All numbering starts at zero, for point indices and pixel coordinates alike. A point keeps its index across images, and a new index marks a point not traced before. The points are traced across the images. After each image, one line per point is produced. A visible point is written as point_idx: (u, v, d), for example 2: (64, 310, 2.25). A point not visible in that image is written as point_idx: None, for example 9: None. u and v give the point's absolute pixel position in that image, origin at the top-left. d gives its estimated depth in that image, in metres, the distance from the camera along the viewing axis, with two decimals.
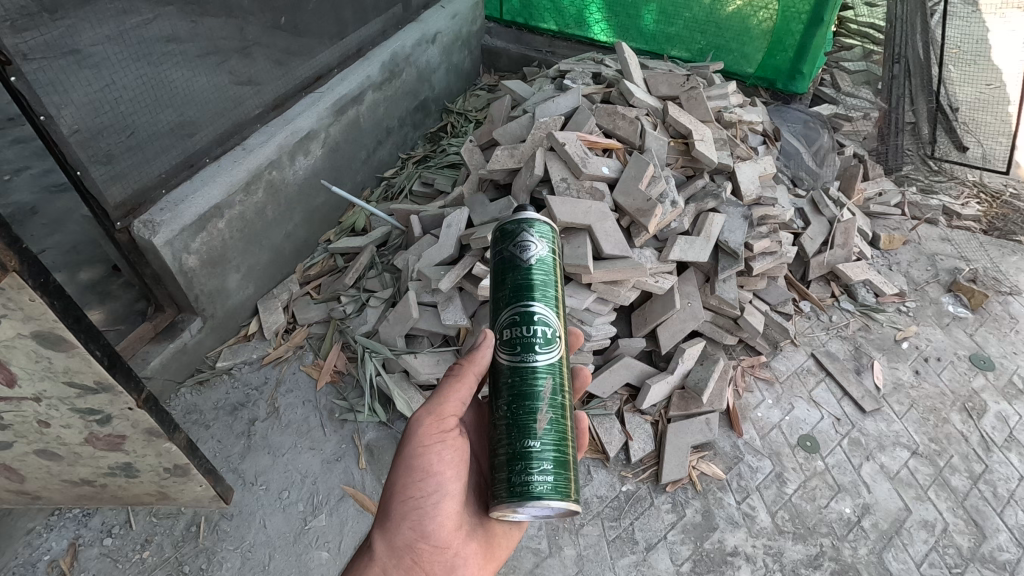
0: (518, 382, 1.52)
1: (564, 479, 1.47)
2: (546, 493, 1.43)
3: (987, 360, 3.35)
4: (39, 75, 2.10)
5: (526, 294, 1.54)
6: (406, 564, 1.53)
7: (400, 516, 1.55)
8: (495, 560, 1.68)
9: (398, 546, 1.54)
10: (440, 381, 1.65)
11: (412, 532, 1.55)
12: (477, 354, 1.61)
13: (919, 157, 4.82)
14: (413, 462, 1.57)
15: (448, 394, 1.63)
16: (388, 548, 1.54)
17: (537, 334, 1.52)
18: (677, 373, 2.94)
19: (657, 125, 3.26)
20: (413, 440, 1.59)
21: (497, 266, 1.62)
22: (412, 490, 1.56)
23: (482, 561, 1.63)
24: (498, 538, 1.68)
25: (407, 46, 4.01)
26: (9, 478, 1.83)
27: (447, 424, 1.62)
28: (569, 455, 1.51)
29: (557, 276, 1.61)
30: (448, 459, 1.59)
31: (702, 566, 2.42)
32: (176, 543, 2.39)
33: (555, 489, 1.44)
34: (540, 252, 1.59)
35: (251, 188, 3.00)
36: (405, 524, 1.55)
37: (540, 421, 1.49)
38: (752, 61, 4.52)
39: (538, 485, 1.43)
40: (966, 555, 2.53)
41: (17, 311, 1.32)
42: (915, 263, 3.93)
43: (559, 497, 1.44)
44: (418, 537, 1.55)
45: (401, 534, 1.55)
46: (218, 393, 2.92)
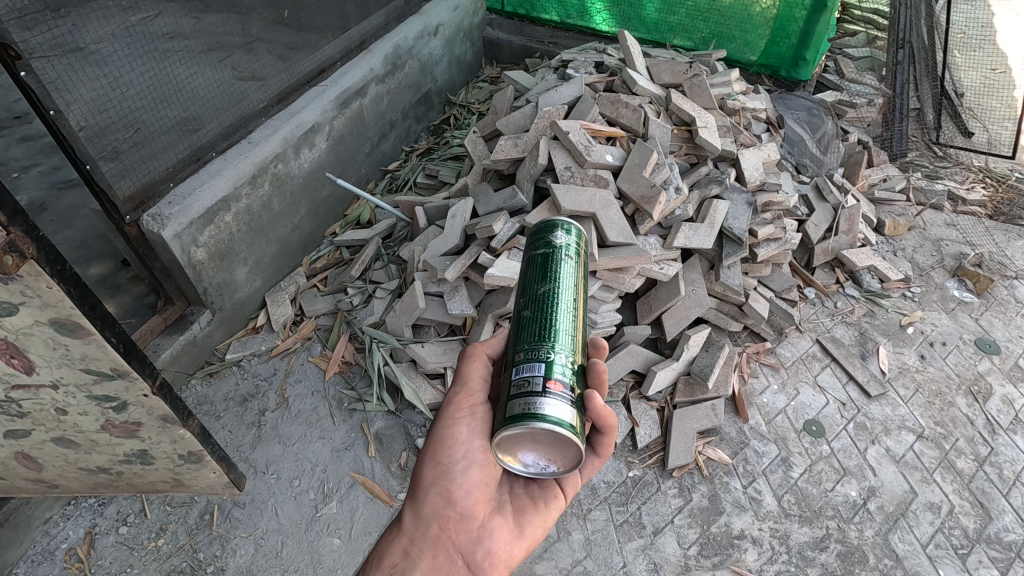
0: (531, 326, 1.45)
1: (574, 415, 1.34)
2: (554, 419, 1.30)
3: (992, 344, 3.35)
4: (47, 71, 2.12)
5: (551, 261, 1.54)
6: (432, 534, 1.54)
7: (428, 486, 1.58)
8: (528, 539, 1.60)
9: (426, 515, 1.56)
10: (458, 366, 1.67)
11: (439, 500, 1.56)
12: (487, 340, 1.70)
13: (924, 143, 4.75)
14: (442, 433, 1.57)
15: (467, 373, 1.63)
16: (415, 518, 1.57)
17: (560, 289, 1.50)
18: (683, 360, 2.95)
19: (660, 113, 3.27)
20: (442, 414, 1.60)
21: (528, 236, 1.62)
22: (440, 461, 1.57)
23: (511, 536, 1.59)
24: (529, 514, 1.63)
25: (409, 39, 4.02)
26: (27, 467, 1.87)
27: (471, 398, 1.58)
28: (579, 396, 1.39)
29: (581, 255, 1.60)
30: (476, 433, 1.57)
31: (709, 549, 2.44)
32: (190, 531, 2.43)
33: (562, 419, 1.31)
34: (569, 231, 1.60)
35: (257, 181, 3.02)
36: (432, 493, 1.57)
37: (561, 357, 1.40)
38: (756, 48, 4.51)
39: (546, 409, 1.30)
40: (972, 536, 2.55)
41: (35, 298, 1.35)
42: (920, 248, 3.93)
43: (566, 426, 1.31)
44: (445, 505, 1.56)
45: (429, 502, 1.56)
46: (228, 383, 2.95)
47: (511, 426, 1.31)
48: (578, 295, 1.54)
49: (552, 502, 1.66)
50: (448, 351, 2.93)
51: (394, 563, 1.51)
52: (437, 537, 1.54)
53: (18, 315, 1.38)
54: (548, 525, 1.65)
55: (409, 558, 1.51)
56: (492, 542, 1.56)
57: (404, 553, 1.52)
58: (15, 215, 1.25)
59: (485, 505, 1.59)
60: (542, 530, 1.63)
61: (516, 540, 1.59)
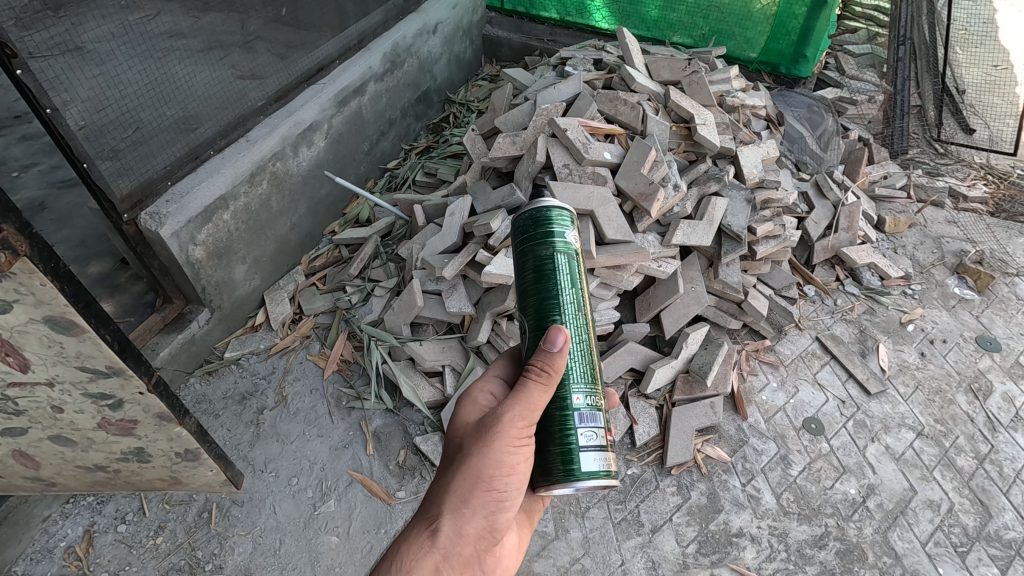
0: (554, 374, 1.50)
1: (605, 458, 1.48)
2: (590, 473, 1.44)
3: (993, 341, 3.34)
4: (45, 70, 2.12)
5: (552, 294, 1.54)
6: (467, 555, 1.40)
7: (474, 505, 1.42)
8: (521, 552, 1.70)
9: (464, 535, 1.40)
10: (525, 380, 1.46)
11: (482, 522, 1.43)
12: (558, 359, 1.46)
13: (925, 139, 4.69)
14: (504, 457, 1.44)
15: (539, 398, 1.46)
16: (452, 535, 1.39)
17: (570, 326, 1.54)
18: (681, 358, 2.95)
19: (659, 110, 3.26)
20: (506, 434, 1.44)
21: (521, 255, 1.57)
22: (495, 484, 1.43)
23: (516, 554, 1.63)
24: (526, 530, 1.70)
25: (408, 37, 4.02)
26: (25, 465, 1.87)
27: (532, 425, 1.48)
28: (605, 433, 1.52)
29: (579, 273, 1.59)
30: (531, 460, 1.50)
31: (707, 547, 2.44)
32: (189, 529, 2.44)
33: (598, 470, 1.45)
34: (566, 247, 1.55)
35: (255, 180, 3.02)
36: (479, 514, 1.42)
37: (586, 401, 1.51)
38: (756, 45, 4.49)
39: (584, 464, 1.45)
40: (971, 534, 2.54)
41: (29, 296, 1.35)
42: (921, 245, 3.91)
43: (607, 476, 1.47)
44: (487, 528, 1.44)
45: (472, 523, 1.41)
46: (227, 382, 2.95)
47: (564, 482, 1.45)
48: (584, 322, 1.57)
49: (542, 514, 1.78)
50: (447, 349, 2.93)
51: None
52: (471, 559, 1.41)
53: (13, 312, 1.38)
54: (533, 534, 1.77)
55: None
56: (503, 560, 1.55)
57: (437, 573, 1.34)
58: (8, 212, 1.25)
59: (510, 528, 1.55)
60: (528, 541, 1.75)
61: (517, 556, 1.65)
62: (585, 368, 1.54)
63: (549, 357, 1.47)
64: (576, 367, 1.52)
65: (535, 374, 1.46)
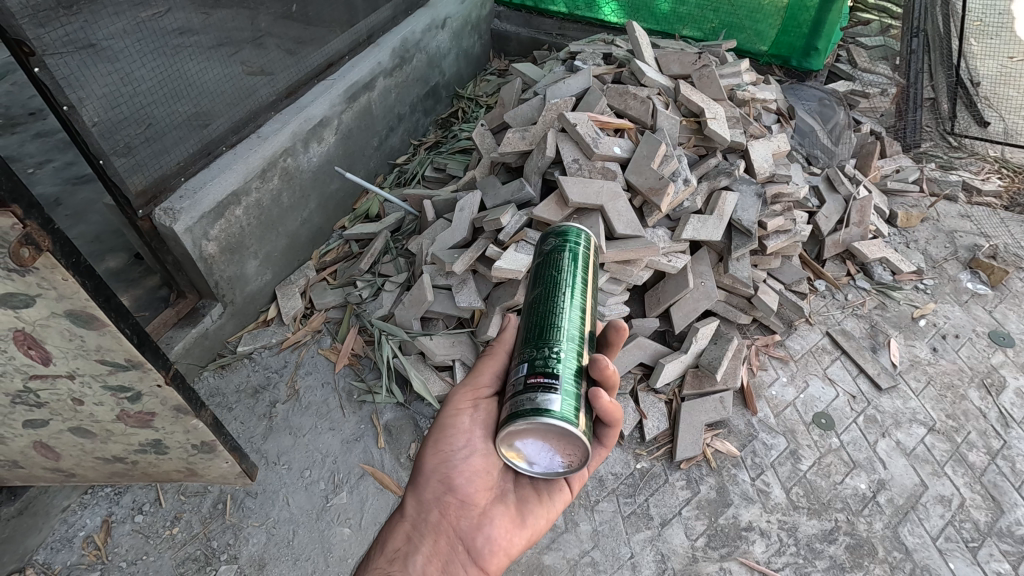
0: (538, 331, 1.47)
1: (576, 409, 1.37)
2: (555, 415, 1.33)
3: (1006, 336, 3.31)
4: (62, 68, 2.14)
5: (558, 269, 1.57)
6: (433, 520, 1.59)
7: (432, 474, 1.63)
8: (529, 529, 1.66)
9: (426, 501, 1.61)
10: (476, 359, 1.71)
11: (441, 485, 1.61)
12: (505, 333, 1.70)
13: (938, 133, 4.63)
14: (446, 420, 1.64)
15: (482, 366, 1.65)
16: (417, 505, 1.61)
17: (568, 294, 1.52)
18: (691, 353, 2.94)
19: (669, 104, 3.25)
20: (449, 402, 1.66)
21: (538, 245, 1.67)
22: (442, 446, 1.63)
23: (511, 525, 1.64)
24: (531, 505, 1.68)
25: (416, 32, 4.02)
26: (46, 456, 1.92)
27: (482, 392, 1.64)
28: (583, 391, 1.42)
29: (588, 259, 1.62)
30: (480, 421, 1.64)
31: (716, 541, 2.45)
32: (204, 520, 2.48)
33: (565, 413, 1.34)
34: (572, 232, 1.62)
35: (266, 175, 3.05)
36: (434, 478, 1.62)
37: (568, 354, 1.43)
38: (767, 38, 4.46)
39: (552, 404, 1.34)
40: (983, 530, 2.53)
41: (51, 290, 1.38)
42: (933, 240, 3.88)
43: (572, 424, 1.35)
44: (447, 490, 1.61)
45: (429, 488, 1.61)
46: (240, 375, 2.99)
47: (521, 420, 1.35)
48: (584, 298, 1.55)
49: (557, 496, 1.71)
50: (457, 344, 2.94)
51: (397, 549, 1.53)
52: (437, 522, 1.58)
53: (35, 306, 1.41)
54: (551, 517, 1.71)
55: (410, 543, 1.54)
56: (496, 530, 1.61)
57: (405, 538, 1.55)
58: (31, 208, 1.28)
59: (486, 493, 1.64)
60: (544, 521, 1.69)
61: (516, 529, 1.64)
62: (575, 329, 1.48)
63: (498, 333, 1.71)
64: (569, 329, 1.47)
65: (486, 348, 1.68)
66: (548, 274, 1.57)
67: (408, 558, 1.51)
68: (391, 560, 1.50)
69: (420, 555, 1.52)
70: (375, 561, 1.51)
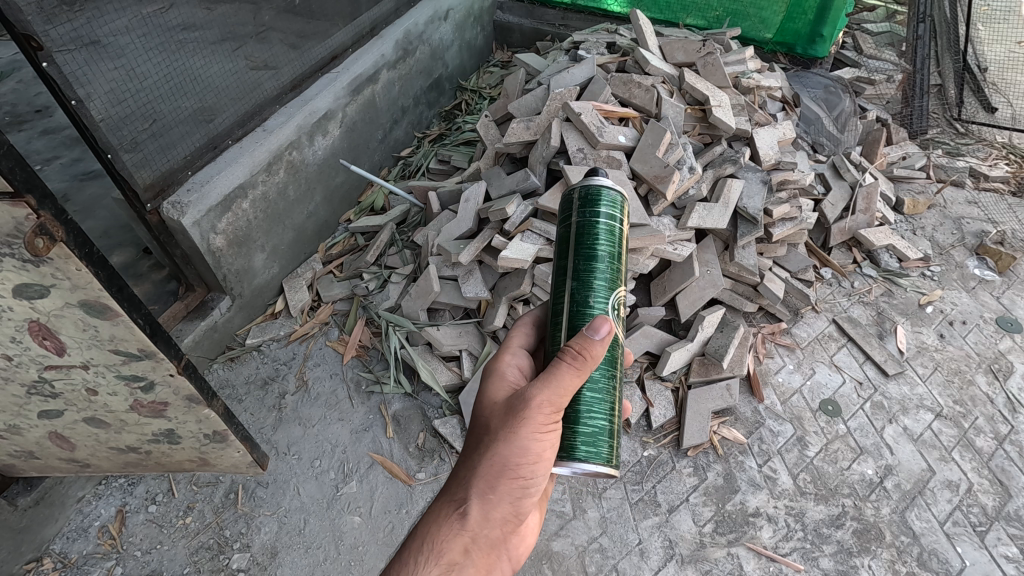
0: None
1: (605, 446, 1.49)
2: (588, 456, 1.45)
3: (1014, 322, 3.30)
4: (70, 63, 2.16)
5: (588, 271, 1.51)
6: (493, 536, 1.44)
7: (501, 492, 1.43)
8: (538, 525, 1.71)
9: (491, 519, 1.43)
10: (563, 364, 1.40)
11: (507, 505, 1.45)
12: (596, 347, 1.40)
13: (944, 119, 4.60)
14: (532, 441, 1.41)
15: (575, 384, 1.41)
16: (482, 519, 1.42)
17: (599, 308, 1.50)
18: (697, 341, 2.95)
19: (673, 93, 3.24)
20: (531, 418, 1.41)
21: (565, 226, 1.58)
22: (520, 470, 1.43)
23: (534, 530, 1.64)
24: (543, 503, 1.72)
25: (419, 24, 4.02)
26: (61, 446, 1.96)
27: (561, 410, 1.45)
28: (613, 422, 1.52)
29: (620, 254, 1.56)
30: (557, 444, 1.47)
31: (724, 527, 2.47)
32: (216, 509, 2.51)
33: (596, 455, 1.46)
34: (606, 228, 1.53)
35: (273, 168, 3.07)
36: (505, 498, 1.44)
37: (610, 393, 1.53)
38: (771, 25, 4.43)
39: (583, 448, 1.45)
40: (990, 514, 2.54)
41: (65, 280, 1.40)
42: (940, 227, 3.86)
43: (603, 463, 1.47)
44: (512, 510, 1.46)
45: (499, 507, 1.43)
46: (249, 367, 3.01)
47: (558, 460, 1.46)
48: (616, 310, 1.55)
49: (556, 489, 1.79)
50: (463, 334, 2.96)
51: (454, 562, 1.36)
52: (496, 539, 1.44)
53: (50, 297, 1.43)
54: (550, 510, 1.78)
55: (468, 557, 1.39)
56: (529, 535, 1.61)
57: (463, 553, 1.38)
58: (46, 198, 1.30)
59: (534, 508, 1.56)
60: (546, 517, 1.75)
61: (536, 529, 1.66)
62: (606, 352, 1.53)
63: (585, 343, 1.40)
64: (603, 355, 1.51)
65: (570, 358, 1.40)
66: (579, 274, 1.52)
67: (465, 573, 1.37)
68: None
69: (476, 574, 1.40)
70: (429, 571, 1.33)
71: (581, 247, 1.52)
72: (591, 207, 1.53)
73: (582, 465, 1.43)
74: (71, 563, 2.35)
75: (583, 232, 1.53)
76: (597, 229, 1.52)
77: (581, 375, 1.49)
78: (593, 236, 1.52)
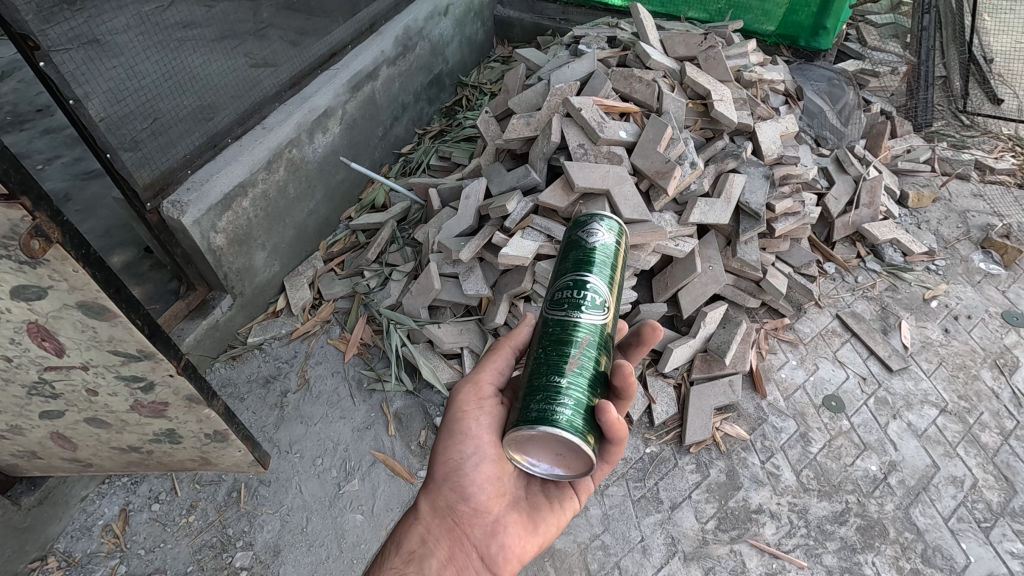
0: (558, 331, 1.48)
1: (583, 422, 1.40)
2: (562, 425, 1.37)
3: (1020, 316, 3.27)
4: (68, 63, 2.16)
5: (582, 265, 1.53)
6: (447, 525, 1.65)
7: (441, 483, 1.67)
8: (540, 536, 1.70)
9: (441, 508, 1.66)
10: (481, 357, 1.77)
11: (454, 495, 1.66)
12: (518, 331, 1.77)
13: (950, 111, 4.55)
14: (454, 424, 1.66)
15: (486, 364, 1.74)
16: (432, 510, 1.67)
17: (586, 295, 1.49)
18: (699, 337, 2.93)
19: (675, 87, 3.21)
20: (452, 405, 1.69)
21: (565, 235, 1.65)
22: (452, 455, 1.65)
23: (523, 532, 1.68)
24: (543, 513, 1.72)
25: (419, 20, 4.00)
26: (63, 446, 1.97)
27: (481, 391, 1.69)
28: (593, 406, 1.44)
29: (618, 261, 1.58)
30: (485, 423, 1.65)
31: (727, 524, 2.46)
32: (219, 507, 2.51)
33: (571, 426, 1.37)
34: (604, 235, 1.58)
35: (273, 166, 3.06)
36: (447, 487, 1.66)
37: (571, 362, 1.44)
38: (774, 17, 4.38)
39: (557, 413, 1.38)
40: (995, 510, 2.52)
41: (63, 282, 1.40)
42: (945, 220, 3.83)
43: (577, 436, 1.38)
44: (460, 499, 1.65)
45: (444, 496, 1.67)
46: (251, 366, 3.01)
47: (525, 425, 1.39)
48: (607, 304, 1.53)
49: (567, 505, 1.75)
50: (464, 332, 2.95)
51: (413, 551, 1.61)
52: (451, 528, 1.65)
53: (48, 298, 1.43)
54: (561, 523, 1.75)
55: (426, 546, 1.61)
56: (514, 541, 1.67)
57: (420, 543, 1.62)
58: (41, 199, 1.29)
59: (499, 500, 1.67)
60: (555, 528, 1.74)
61: (529, 536, 1.68)
62: (592, 338, 1.48)
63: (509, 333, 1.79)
64: (586, 338, 1.47)
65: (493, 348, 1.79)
66: (570, 267, 1.54)
67: (423, 560, 1.59)
68: (408, 560, 1.59)
69: (435, 560, 1.59)
70: (391, 561, 1.60)
71: (577, 247, 1.57)
72: (590, 217, 1.61)
73: (553, 429, 1.35)
74: (76, 562, 2.36)
75: (580, 236, 1.59)
76: (593, 233, 1.58)
77: (564, 351, 1.45)
78: (591, 239, 1.57)
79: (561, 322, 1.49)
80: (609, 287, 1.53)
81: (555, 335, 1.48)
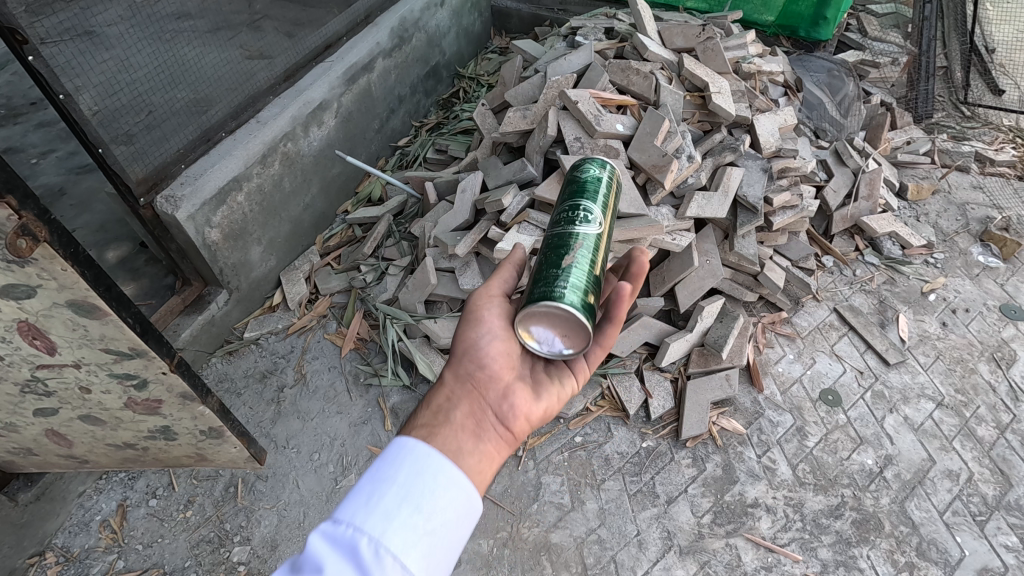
0: (558, 238, 1.63)
1: (584, 302, 1.52)
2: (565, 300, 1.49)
3: (1018, 309, 3.26)
4: (56, 56, 2.13)
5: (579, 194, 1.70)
6: (466, 386, 1.59)
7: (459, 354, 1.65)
8: (547, 402, 1.68)
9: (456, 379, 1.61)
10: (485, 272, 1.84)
11: (471, 362, 1.63)
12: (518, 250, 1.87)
13: (950, 103, 4.53)
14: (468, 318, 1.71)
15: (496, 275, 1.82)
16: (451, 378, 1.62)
17: (583, 211, 1.65)
18: (696, 331, 2.92)
19: (672, 79, 3.18)
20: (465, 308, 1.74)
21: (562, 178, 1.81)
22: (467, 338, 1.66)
23: (532, 397, 1.65)
24: (550, 387, 1.71)
25: (415, 11, 3.95)
26: (59, 443, 1.96)
27: (491, 296, 1.75)
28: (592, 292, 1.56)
29: (610, 193, 1.75)
30: (499, 315, 1.71)
31: (723, 518, 2.46)
32: (217, 503, 2.52)
33: (573, 302, 1.49)
34: (596, 174, 1.75)
35: (268, 160, 3.03)
36: (465, 356, 1.64)
37: (567, 259, 1.55)
38: (774, 8, 4.34)
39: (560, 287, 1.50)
40: (990, 503, 2.53)
41: (51, 280, 1.39)
42: (945, 212, 3.81)
43: (578, 309, 1.49)
44: (478, 365, 1.62)
45: (462, 366, 1.62)
46: (248, 361, 3.00)
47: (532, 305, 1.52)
48: (603, 220, 1.68)
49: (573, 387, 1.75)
50: None
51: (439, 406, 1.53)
52: (470, 388, 1.58)
53: (37, 297, 1.42)
54: (563, 400, 1.74)
55: (450, 402, 1.54)
56: (523, 395, 1.62)
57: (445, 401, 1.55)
58: (27, 198, 1.28)
59: (511, 370, 1.65)
60: (557, 403, 1.71)
61: (537, 399, 1.65)
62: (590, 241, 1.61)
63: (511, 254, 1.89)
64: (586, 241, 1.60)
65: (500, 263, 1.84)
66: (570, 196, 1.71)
67: (450, 411, 1.51)
68: (434, 413, 1.50)
69: (460, 412, 1.51)
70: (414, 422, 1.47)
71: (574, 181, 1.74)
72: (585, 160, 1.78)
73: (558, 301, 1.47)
74: (74, 557, 2.37)
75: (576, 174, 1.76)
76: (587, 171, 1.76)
77: (564, 249, 1.58)
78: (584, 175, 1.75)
79: (562, 230, 1.63)
80: (603, 212, 1.68)
81: (556, 242, 1.62)
